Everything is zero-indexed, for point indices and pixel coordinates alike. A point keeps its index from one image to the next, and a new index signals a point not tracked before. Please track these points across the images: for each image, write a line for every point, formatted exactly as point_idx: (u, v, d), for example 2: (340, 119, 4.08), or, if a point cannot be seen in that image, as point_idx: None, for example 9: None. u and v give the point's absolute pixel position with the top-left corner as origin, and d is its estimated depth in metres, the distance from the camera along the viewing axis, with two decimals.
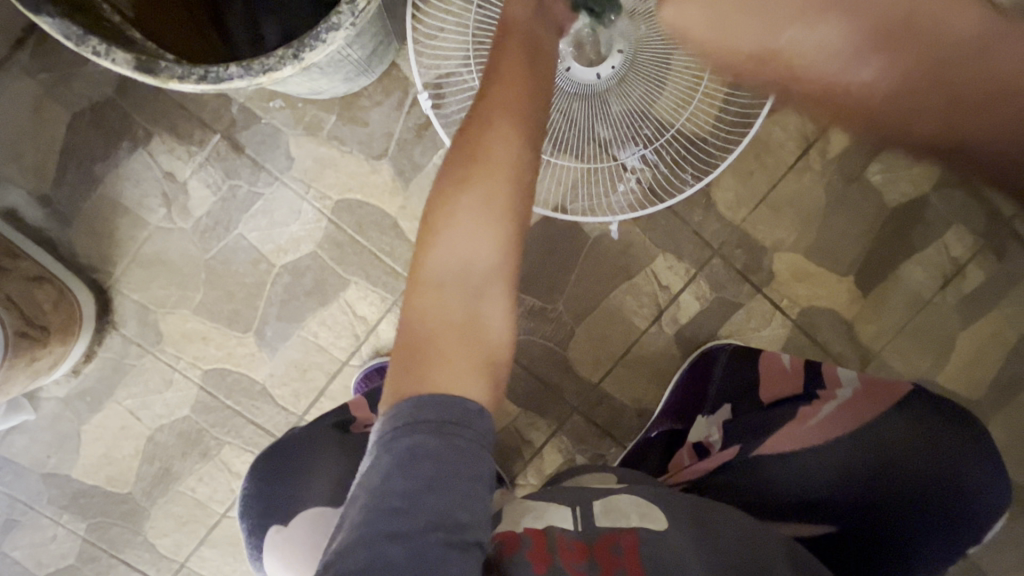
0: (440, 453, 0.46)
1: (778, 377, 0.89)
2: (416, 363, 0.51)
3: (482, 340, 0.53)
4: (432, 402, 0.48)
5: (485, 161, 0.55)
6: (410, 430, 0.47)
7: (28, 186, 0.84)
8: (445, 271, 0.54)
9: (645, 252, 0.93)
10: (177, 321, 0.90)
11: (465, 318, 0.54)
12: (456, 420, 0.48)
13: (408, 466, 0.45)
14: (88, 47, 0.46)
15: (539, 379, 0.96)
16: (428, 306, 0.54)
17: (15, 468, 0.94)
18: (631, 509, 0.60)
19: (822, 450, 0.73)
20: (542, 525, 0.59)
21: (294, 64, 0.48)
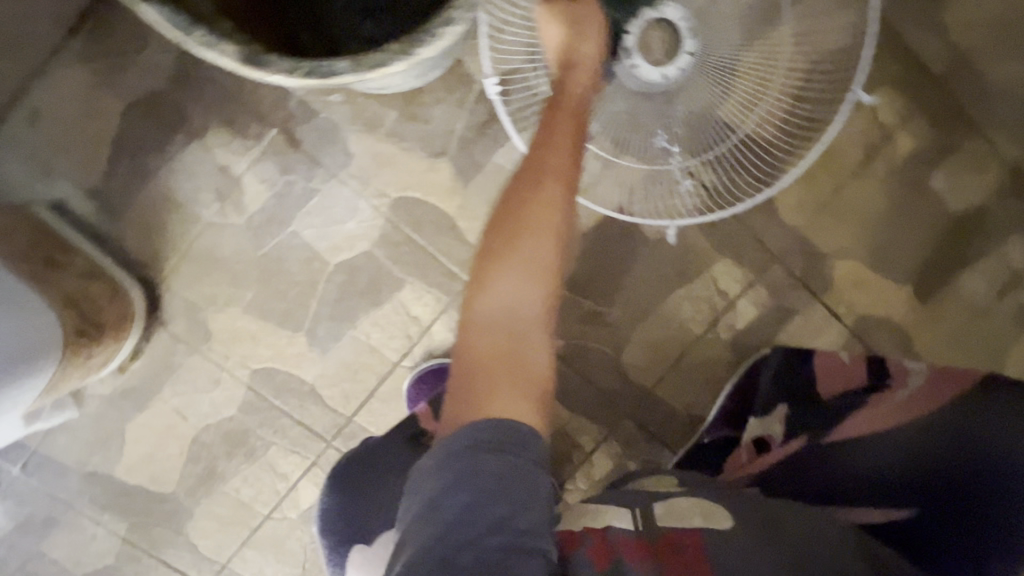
0: (499, 464, 0.44)
1: (837, 374, 0.88)
2: (464, 398, 0.49)
3: (530, 376, 0.51)
4: (485, 424, 0.46)
5: (530, 205, 0.56)
6: (464, 448, 0.45)
7: (79, 178, 0.82)
8: (489, 306, 0.53)
9: (703, 256, 0.92)
10: (227, 319, 0.88)
11: (507, 353, 0.52)
12: (513, 433, 0.46)
13: (473, 477, 0.44)
14: (194, 36, 0.44)
15: (591, 383, 0.95)
16: (475, 346, 0.53)
17: (56, 466, 0.92)
18: (692, 512, 0.58)
19: (884, 435, 0.72)
20: (603, 526, 0.57)
21: (406, 60, 0.45)
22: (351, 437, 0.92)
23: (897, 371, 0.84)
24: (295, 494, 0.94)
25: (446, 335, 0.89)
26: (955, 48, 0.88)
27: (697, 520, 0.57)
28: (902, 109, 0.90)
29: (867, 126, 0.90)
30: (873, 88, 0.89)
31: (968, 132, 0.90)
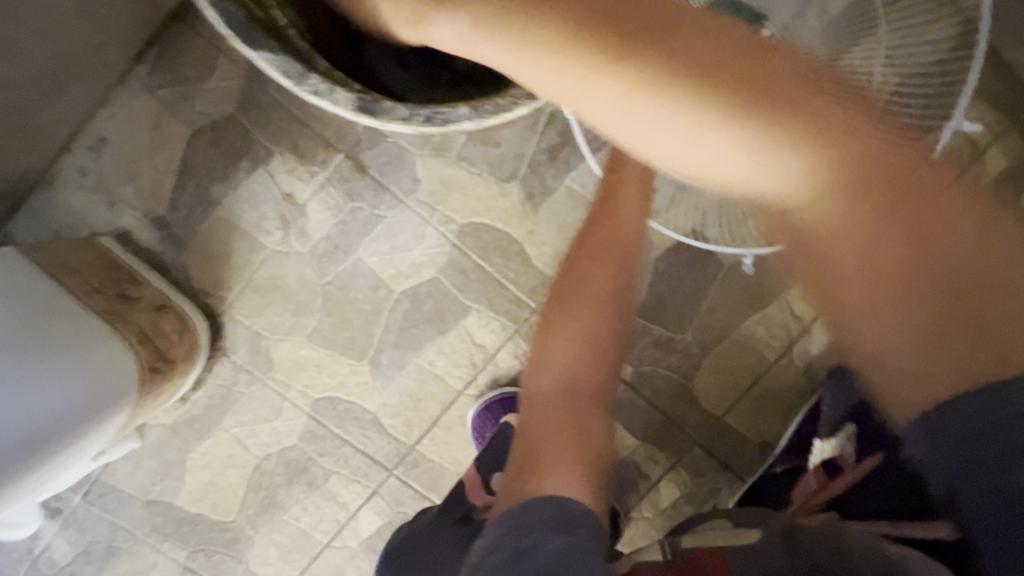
0: (555, 542, 0.44)
1: None
2: (528, 468, 0.50)
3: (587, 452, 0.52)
4: (548, 503, 0.46)
5: (586, 283, 0.56)
6: (527, 529, 0.45)
7: (144, 207, 0.80)
8: (543, 382, 0.55)
9: (780, 280, 0.88)
10: (290, 348, 0.86)
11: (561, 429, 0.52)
12: (569, 516, 0.46)
13: (529, 547, 0.44)
14: (307, 85, 0.41)
15: (660, 411, 0.92)
16: (538, 417, 0.53)
17: (117, 495, 0.91)
18: (719, 533, 0.54)
19: None
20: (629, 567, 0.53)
21: (528, 105, 0.42)
22: (414, 466, 0.90)
23: None
24: (355, 524, 0.92)
25: (512, 363, 0.86)
26: None
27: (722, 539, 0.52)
28: (998, 125, 0.83)
29: (958, 143, 0.84)
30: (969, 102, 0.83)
31: None
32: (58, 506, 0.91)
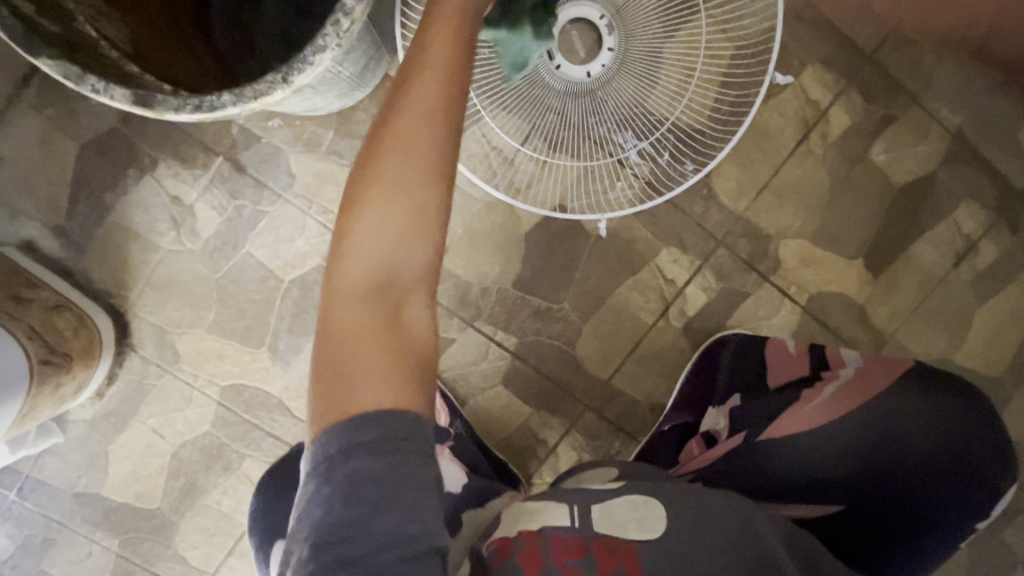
0: (380, 464, 0.43)
1: (783, 365, 0.90)
2: (338, 386, 0.46)
3: (406, 352, 0.48)
4: (370, 424, 0.44)
5: (394, 154, 0.47)
6: (349, 454, 0.43)
7: (43, 218, 0.87)
8: (355, 275, 0.49)
9: (647, 245, 0.93)
10: (192, 340, 0.92)
11: (378, 328, 0.48)
12: (392, 441, 0.44)
13: (357, 491, 0.43)
14: (87, 85, 0.48)
15: (549, 378, 0.96)
16: (344, 323, 0.48)
17: (48, 489, 0.98)
18: (627, 516, 0.58)
19: (820, 435, 0.74)
20: (536, 527, 0.56)
21: (284, 88, 0.49)
22: None
23: (834, 360, 0.88)
24: None
25: None
26: (880, 20, 0.89)
27: (632, 531, 0.56)
28: (835, 84, 0.89)
29: (801, 104, 0.90)
30: (803, 65, 0.89)
31: (905, 101, 0.90)
32: None
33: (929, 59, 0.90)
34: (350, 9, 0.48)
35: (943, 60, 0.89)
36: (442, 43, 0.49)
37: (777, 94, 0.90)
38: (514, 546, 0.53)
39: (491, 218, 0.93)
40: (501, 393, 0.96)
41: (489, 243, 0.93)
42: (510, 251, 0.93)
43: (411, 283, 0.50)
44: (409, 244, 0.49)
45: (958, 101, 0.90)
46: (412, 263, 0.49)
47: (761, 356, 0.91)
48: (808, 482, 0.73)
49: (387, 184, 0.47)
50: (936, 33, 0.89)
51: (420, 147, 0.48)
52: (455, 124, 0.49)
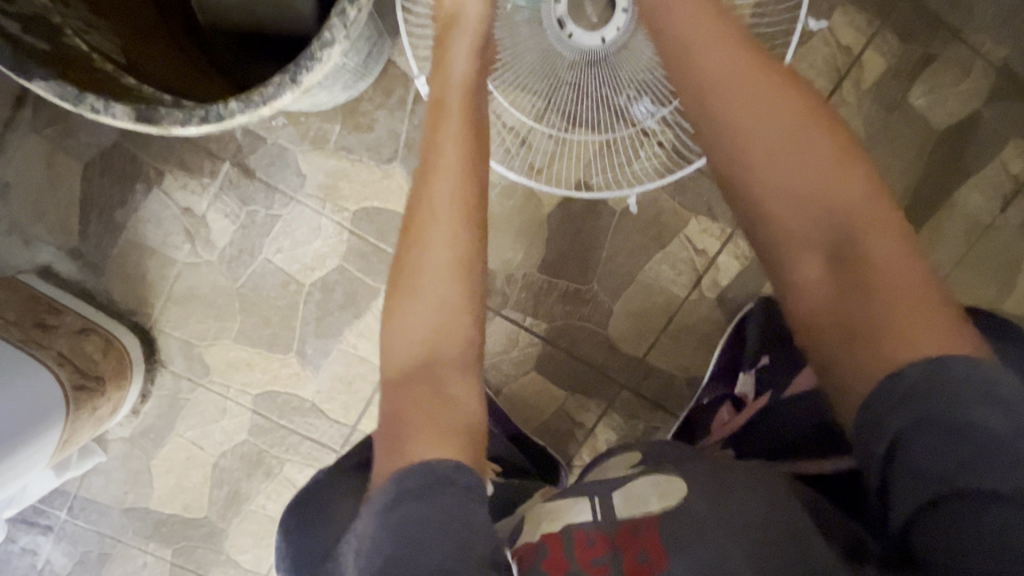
0: (425, 508, 0.42)
1: None
2: (393, 450, 0.47)
3: (455, 412, 0.50)
4: (414, 470, 0.44)
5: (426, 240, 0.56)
6: (395, 504, 0.42)
7: (57, 241, 0.86)
8: (404, 354, 0.54)
9: (674, 217, 0.90)
10: (220, 351, 0.92)
11: (428, 398, 0.51)
12: (435, 476, 0.44)
13: (408, 523, 0.41)
14: (85, 105, 0.45)
15: (581, 360, 0.94)
16: (397, 397, 0.52)
17: (97, 507, 0.99)
18: (647, 491, 0.56)
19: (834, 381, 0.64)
20: (558, 527, 0.55)
21: (294, 90, 0.45)
22: None
23: None
24: None
25: None
26: None
27: (652, 502, 0.54)
28: (866, 27, 0.84)
29: (831, 52, 0.84)
30: (832, 9, 0.84)
31: (944, 38, 0.84)
32: (46, 524, 0.99)
33: None
34: None
35: None
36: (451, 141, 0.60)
37: (805, 44, 0.84)
38: (537, 553, 0.53)
39: (510, 202, 0.89)
40: (535, 379, 0.95)
41: (510, 228, 0.90)
42: (532, 234, 0.90)
43: (454, 358, 0.54)
44: (449, 316, 0.55)
45: (1001, 32, 0.84)
46: (453, 333, 0.55)
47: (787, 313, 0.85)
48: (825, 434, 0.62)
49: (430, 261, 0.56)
50: None
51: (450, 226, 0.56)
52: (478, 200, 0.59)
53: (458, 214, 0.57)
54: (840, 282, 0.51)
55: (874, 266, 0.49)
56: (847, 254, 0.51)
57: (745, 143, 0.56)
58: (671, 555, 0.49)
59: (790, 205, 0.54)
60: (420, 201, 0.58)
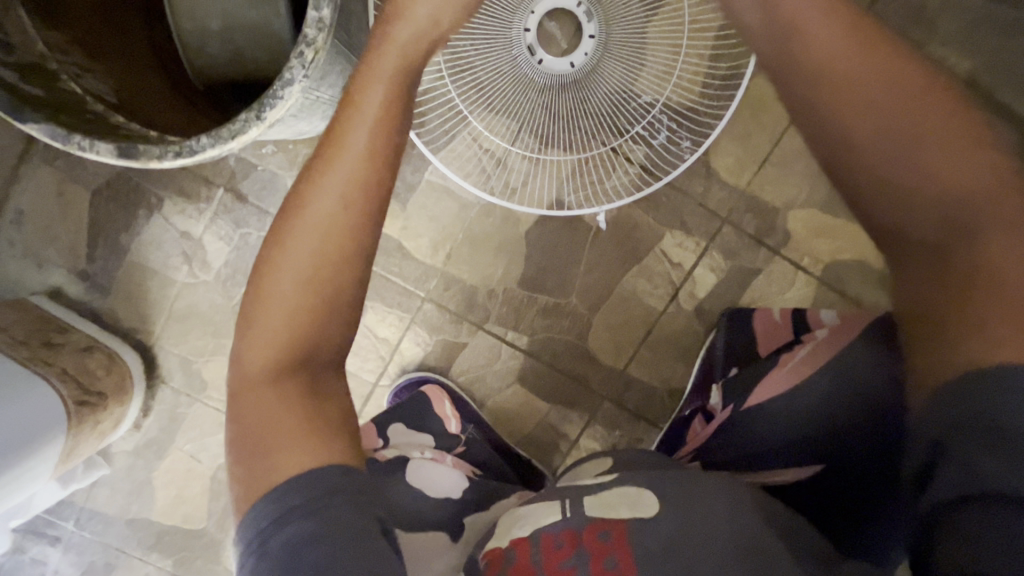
0: (315, 524, 0.41)
1: (770, 332, 0.86)
2: (257, 460, 0.46)
3: (326, 415, 0.48)
4: (299, 481, 0.43)
5: (290, 241, 0.51)
6: (284, 522, 0.42)
7: (66, 265, 0.92)
8: (252, 362, 0.50)
9: (650, 232, 0.92)
10: (216, 367, 0.96)
11: (282, 409, 0.47)
12: (328, 488, 0.43)
13: (297, 545, 0.41)
14: (74, 143, 0.50)
15: (562, 372, 0.96)
16: (253, 407, 0.48)
17: (102, 518, 1.03)
18: (620, 499, 0.53)
19: (780, 408, 0.65)
20: (526, 532, 0.53)
21: (259, 125, 0.50)
22: None
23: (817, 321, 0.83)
24: None
25: (416, 349, 0.96)
26: None
27: (625, 511, 0.52)
28: None
29: None
30: None
31: None
32: (54, 535, 1.03)
33: (935, 5, 0.84)
34: (312, 38, 0.49)
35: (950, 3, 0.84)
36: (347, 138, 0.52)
37: None
38: (506, 558, 0.52)
39: (489, 221, 0.93)
40: (518, 392, 0.97)
41: (490, 246, 0.93)
42: (511, 250, 0.93)
43: (320, 367, 0.51)
44: (313, 336, 0.50)
45: (969, 45, 0.85)
46: (318, 351, 0.51)
47: (750, 326, 0.88)
48: (778, 450, 0.63)
49: (295, 266, 0.50)
50: None
51: (317, 234, 0.50)
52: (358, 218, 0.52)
53: (335, 237, 0.51)
54: (932, 269, 0.44)
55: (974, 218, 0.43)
56: (937, 213, 0.44)
57: (870, 107, 0.46)
58: (643, 564, 0.47)
59: (896, 178, 0.45)
60: (294, 206, 0.51)
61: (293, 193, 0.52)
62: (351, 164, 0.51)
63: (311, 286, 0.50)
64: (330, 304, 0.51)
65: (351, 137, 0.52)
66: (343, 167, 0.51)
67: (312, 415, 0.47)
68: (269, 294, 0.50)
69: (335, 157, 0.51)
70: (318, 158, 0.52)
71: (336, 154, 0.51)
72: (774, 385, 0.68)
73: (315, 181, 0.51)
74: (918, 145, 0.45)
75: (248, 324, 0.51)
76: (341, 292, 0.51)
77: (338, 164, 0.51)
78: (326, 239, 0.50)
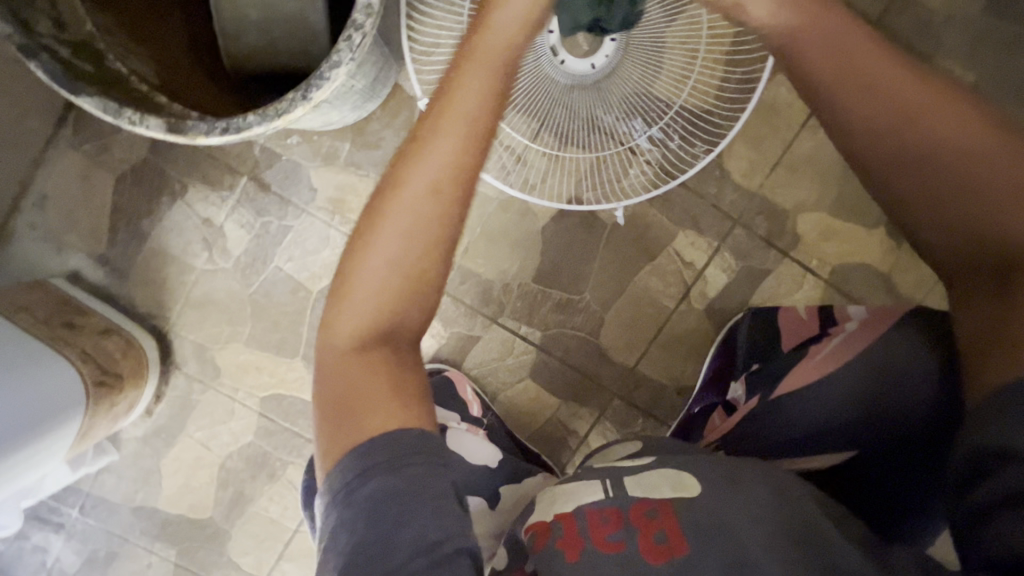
0: (397, 482, 0.44)
1: (795, 328, 0.87)
2: (337, 428, 0.48)
3: (400, 382, 0.50)
4: (383, 443, 0.45)
5: (387, 230, 0.51)
6: (366, 478, 0.44)
7: (86, 248, 0.93)
8: (342, 342, 0.51)
9: (664, 232, 0.94)
10: (231, 354, 0.97)
11: (367, 384, 0.49)
12: (412, 449, 0.45)
13: (382, 499, 0.43)
14: (125, 117, 0.53)
15: (573, 368, 0.97)
16: (342, 381, 0.49)
17: (108, 505, 1.02)
18: (660, 480, 0.55)
19: (818, 395, 0.68)
20: (571, 508, 0.54)
21: (305, 105, 0.52)
22: None
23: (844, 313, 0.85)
24: None
25: (430, 341, 0.97)
26: None
27: (666, 490, 0.53)
28: None
29: None
30: None
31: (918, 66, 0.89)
32: (58, 521, 1.03)
33: (939, 20, 0.88)
34: (360, 24, 0.51)
35: (954, 19, 0.88)
36: (448, 127, 0.52)
37: (782, 71, 0.90)
38: (552, 531, 0.52)
39: (506, 216, 0.94)
40: (530, 387, 0.98)
41: (507, 241, 0.95)
42: (527, 246, 0.95)
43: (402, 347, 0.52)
44: (402, 314, 0.52)
45: (973, 59, 0.89)
46: (404, 331, 0.53)
47: (772, 323, 0.90)
48: (825, 434, 0.66)
49: (391, 253, 0.51)
50: None
51: (415, 224, 0.51)
52: (453, 205, 0.52)
53: (431, 224, 0.52)
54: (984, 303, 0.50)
55: (993, 218, 0.49)
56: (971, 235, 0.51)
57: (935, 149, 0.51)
58: (692, 540, 0.48)
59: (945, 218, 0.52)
60: (391, 196, 0.52)
61: (388, 183, 0.52)
62: (450, 157, 0.52)
63: (405, 271, 0.51)
64: (422, 287, 0.52)
65: (455, 128, 0.52)
66: (443, 159, 0.51)
67: (396, 387, 0.49)
68: (364, 280, 0.51)
69: (436, 140, 0.52)
70: (423, 133, 0.52)
71: (438, 137, 0.52)
72: (806, 375, 0.71)
73: (413, 173, 0.51)
74: (937, 158, 0.51)
75: (339, 307, 0.52)
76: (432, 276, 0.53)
77: (438, 156, 0.51)
78: (425, 228, 0.52)
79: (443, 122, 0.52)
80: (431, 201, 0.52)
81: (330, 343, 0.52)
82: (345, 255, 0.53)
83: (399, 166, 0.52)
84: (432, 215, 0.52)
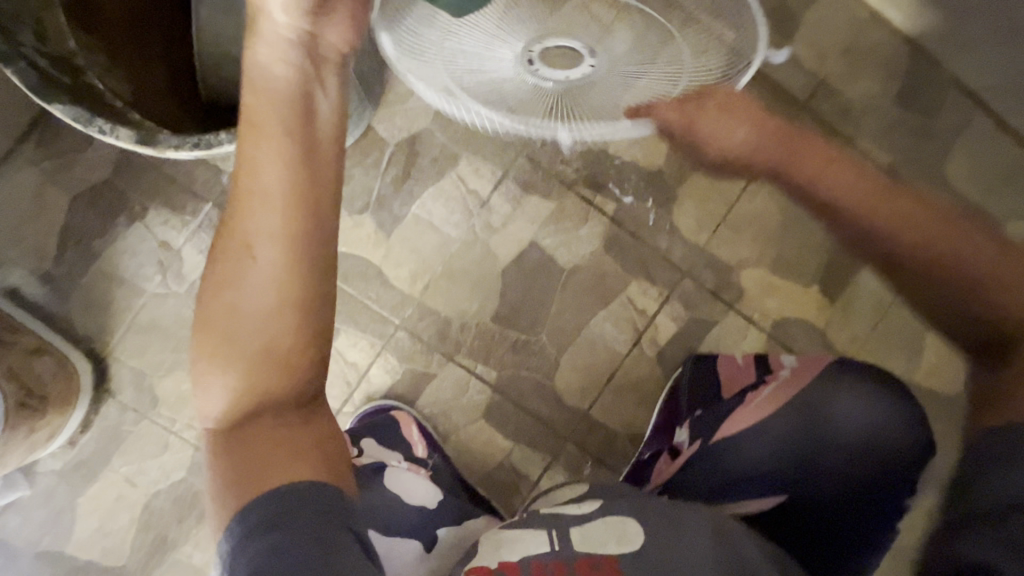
0: (280, 539, 0.41)
1: (734, 373, 0.93)
2: (237, 483, 0.44)
3: (301, 444, 0.47)
4: (271, 500, 0.43)
5: (234, 292, 0.48)
6: (246, 542, 0.42)
7: (30, 265, 0.90)
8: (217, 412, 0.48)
9: (618, 279, 0.99)
10: (173, 383, 0.93)
11: (258, 447, 0.46)
12: (295, 505, 0.43)
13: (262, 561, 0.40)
14: (94, 126, 0.54)
15: (528, 411, 0.97)
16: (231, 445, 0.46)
17: (7, 550, 0.92)
18: (605, 534, 0.54)
19: (749, 440, 0.72)
20: (517, 558, 0.53)
21: None
22: None
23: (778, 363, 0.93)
24: None
25: (383, 377, 0.96)
26: (811, 74, 1.00)
27: (612, 546, 0.53)
28: None
29: None
30: None
31: (841, 144, 1.00)
32: None
33: (857, 107, 1.01)
34: None
35: (870, 107, 1.01)
36: (266, 163, 0.48)
37: None
38: None
39: (467, 257, 0.97)
40: (483, 428, 0.97)
41: (467, 281, 0.97)
42: (487, 287, 0.98)
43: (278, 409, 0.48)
44: (274, 365, 0.48)
45: (888, 141, 1.01)
46: (281, 390, 0.49)
47: (716, 371, 0.94)
48: (748, 479, 0.70)
49: (246, 310, 0.48)
50: (860, 85, 1.01)
51: (263, 280, 0.48)
52: (305, 248, 0.49)
53: (279, 268, 0.48)
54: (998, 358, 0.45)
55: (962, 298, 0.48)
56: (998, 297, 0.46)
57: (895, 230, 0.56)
58: None
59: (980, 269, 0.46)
60: (232, 253, 0.48)
61: (228, 241, 0.49)
62: (269, 195, 0.48)
63: (262, 327, 0.48)
64: (285, 336, 0.48)
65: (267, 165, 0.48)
66: (258, 200, 0.48)
67: (289, 446, 0.47)
68: (219, 345, 0.48)
69: (257, 180, 0.48)
70: (240, 181, 0.49)
71: (259, 178, 0.48)
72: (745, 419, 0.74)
73: (246, 222, 0.48)
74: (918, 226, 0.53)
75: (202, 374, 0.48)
76: (300, 321, 0.49)
77: (261, 205, 0.48)
78: (268, 281, 0.48)
79: (258, 163, 0.48)
80: (275, 250, 0.48)
81: (209, 418, 0.49)
82: (199, 320, 0.50)
83: (230, 223, 0.49)
84: (277, 263, 0.48)
